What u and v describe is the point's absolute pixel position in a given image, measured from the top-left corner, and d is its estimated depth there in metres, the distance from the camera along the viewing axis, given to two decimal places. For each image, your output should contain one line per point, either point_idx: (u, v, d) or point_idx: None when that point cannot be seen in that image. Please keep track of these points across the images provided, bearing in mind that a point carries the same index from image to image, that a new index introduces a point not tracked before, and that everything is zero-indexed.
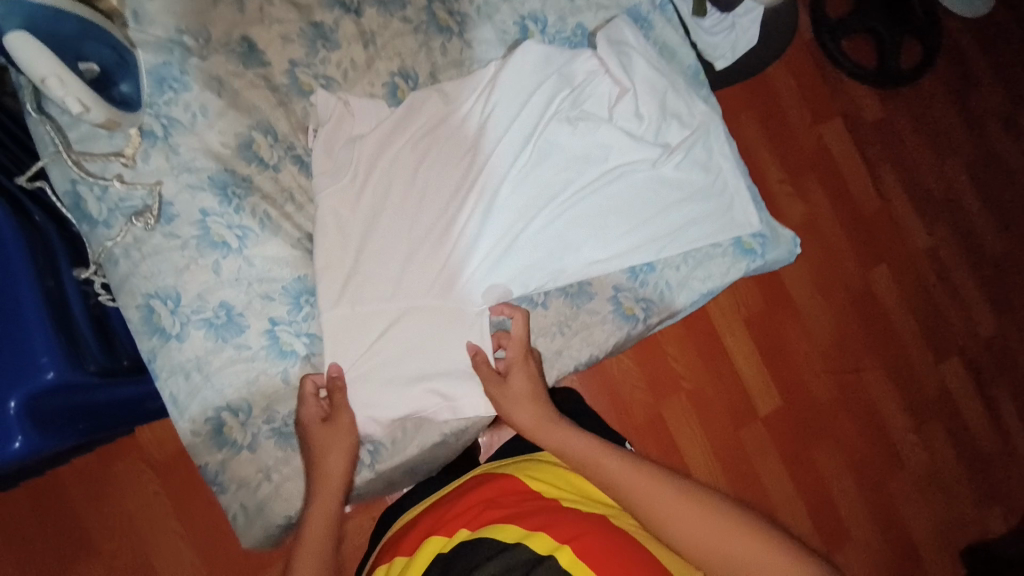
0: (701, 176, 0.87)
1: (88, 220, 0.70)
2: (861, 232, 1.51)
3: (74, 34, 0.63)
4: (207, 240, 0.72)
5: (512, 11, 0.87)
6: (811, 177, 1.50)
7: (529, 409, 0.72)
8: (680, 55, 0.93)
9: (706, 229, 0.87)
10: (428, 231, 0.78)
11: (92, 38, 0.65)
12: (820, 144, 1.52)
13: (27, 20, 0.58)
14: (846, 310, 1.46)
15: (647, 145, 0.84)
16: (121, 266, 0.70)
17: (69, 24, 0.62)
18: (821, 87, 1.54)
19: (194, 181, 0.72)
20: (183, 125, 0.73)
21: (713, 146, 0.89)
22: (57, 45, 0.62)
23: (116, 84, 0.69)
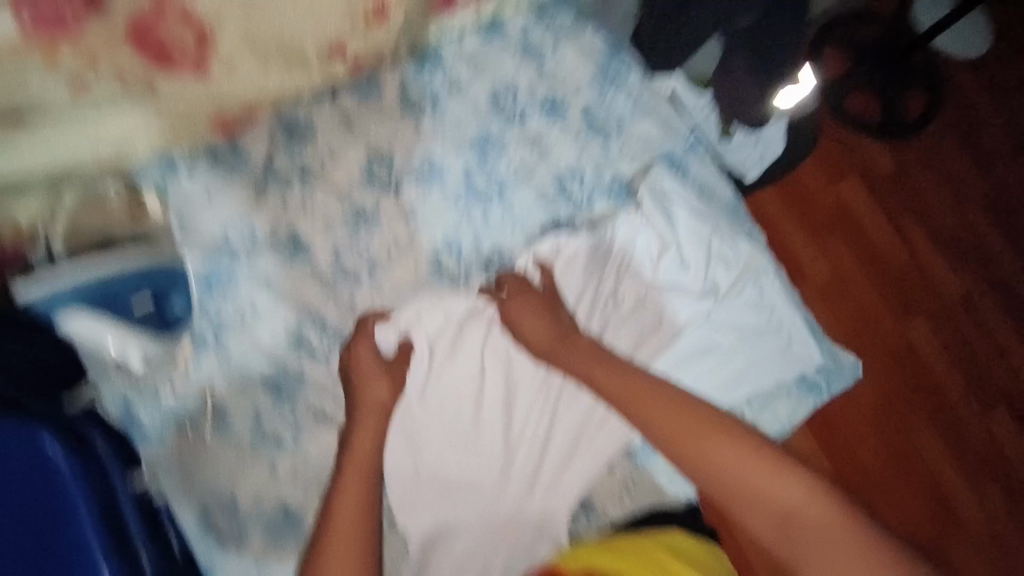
0: (754, 316, 0.87)
1: (142, 434, 0.72)
2: (893, 288, 1.45)
3: (126, 285, 0.71)
4: (259, 435, 0.73)
5: (548, 170, 0.87)
6: (833, 237, 1.46)
7: (551, 343, 0.77)
8: (718, 192, 0.91)
9: (767, 362, 0.86)
10: (502, 421, 0.77)
11: (143, 275, 0.72)
12: (838, 204, 1.48)
13: (75, 293, 0.68)
14: (887, 372, 1.40)
15: (699, 300, 0.85)
16: (178, 474, 0.71)
17: (116, 283, 0.70)
18: (837, 150, 1.52)
19: (247, 381, 0.74)
20: (233, 327, 0.75)
21: (764, 285, 0.88)
22: (110, 301, 0.70)
23: (169, 300, 0.74)
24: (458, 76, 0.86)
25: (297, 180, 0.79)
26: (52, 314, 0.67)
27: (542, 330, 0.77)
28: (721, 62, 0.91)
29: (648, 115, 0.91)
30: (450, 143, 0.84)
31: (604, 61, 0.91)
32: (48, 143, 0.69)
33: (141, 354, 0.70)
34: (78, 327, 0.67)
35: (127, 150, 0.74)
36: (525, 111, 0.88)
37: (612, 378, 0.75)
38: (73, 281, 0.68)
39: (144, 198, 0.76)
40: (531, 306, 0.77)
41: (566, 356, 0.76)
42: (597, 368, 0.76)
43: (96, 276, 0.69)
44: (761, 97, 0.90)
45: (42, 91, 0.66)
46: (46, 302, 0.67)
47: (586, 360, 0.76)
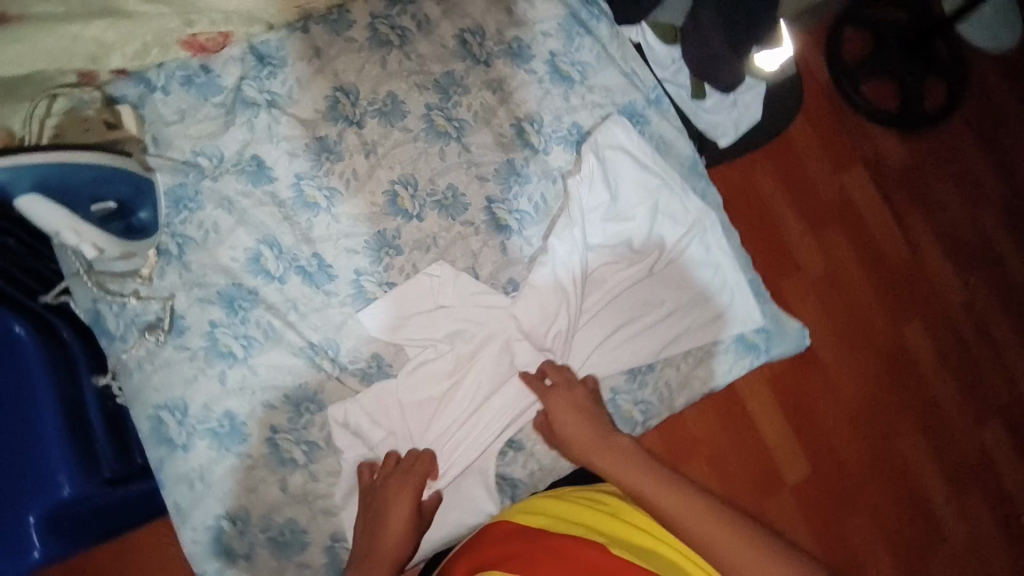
0: (697, 273, 0.88)
1: (107, 334, 0.75)
2: (891, 285, 1.40)
3: (90, 181, 0.69)
4: (214, 350, 0.76)
5: (509, 113, 0.88)
6: (834, 229, 1.40)
7: (593, 445, 0.75)
8: (677, 147, 0.92)
9: (706, 317, 0.87)
10: (436, 356, 0.80)
11: (110, 178, 0.71)
12: (842, 193, 1.41)
13: (37, 177, 0.65)
14: (878, 372, 1.35)
15: (644, 252, 0.86)
16: (135, 377, 0.75)
17: (83, 174, 0.68)
18: (842, 132, 1.44)
19: (204, 295, 0.77)
20: (196, 242, 0.78)
21: (709, 240, 0.89)
22: (69, 192, 0.68)
23: (135, 212, 0.76)
24: (427, 16, 0.89)
25: (262, 107, 0.82)
26: (8, 185, 0.63)
27: (586, 437, 0.76)
28: (692, 23, 0.88)
29: (612, 63, 0.91)
30: (414, 81, 0.87)
31: (574, 9, 0.93)
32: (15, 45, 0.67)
33: (96, 248, 0.71)
34: (34, 207, 0.65)
35: (100, 61, 0.76)
36: (491, 55, 0.90)
37: (618, 463, 0.73)
38: (47, 161, 0.64)
39: (119, 113, 0.78)
40: (566, 402, 0.78)
41: (581, 435, 0.76)
42: (607, 453, 0.74)
43: (59, 163, 0.65)
44: (736, 59, 0.88)
45: None
46: (6, 175, 0.62)
47: (598, 441, 0.75)
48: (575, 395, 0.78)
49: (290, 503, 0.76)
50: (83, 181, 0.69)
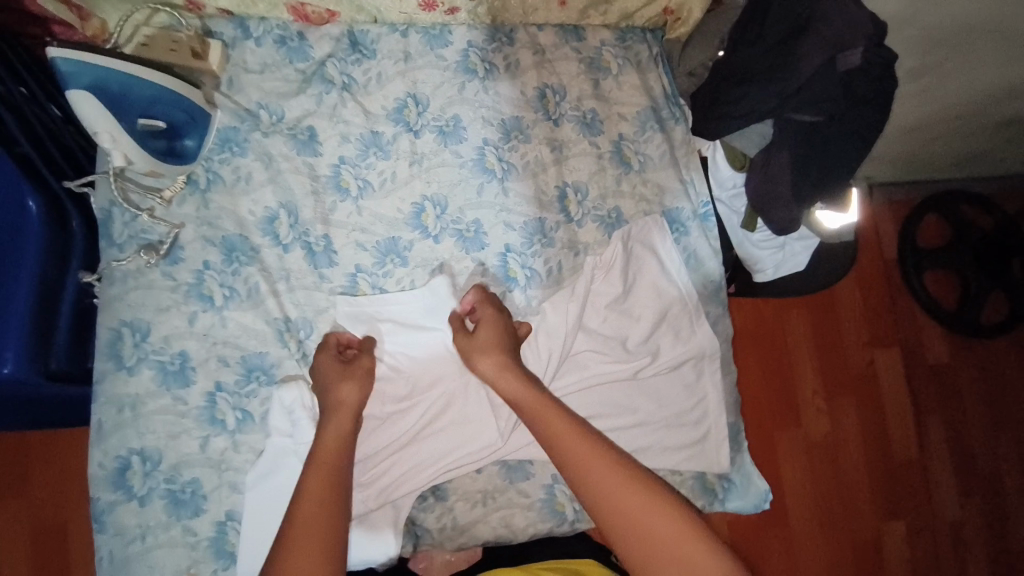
0: (680, 394, 0.85)
1: (108, 238, 0.77)
2: (884, 477, 1.32)
3: (146, 98, 0.74)
4: (197, 290, 0.77)
5: (558, 174, 0.89)
6: (846, 400, 1.34)
7: (497, 360, 0.74)
8: (707, 266, 0.89)
9: (673, 442, 0.84)
10: (398, 376, 0.79)
11: (165, 101, 0.75)
12: (867, 368, 1.36)
13: (96, 79, 0.69)
14: (841, 557, 1.27)
15: (636, 355, 0.84)
16: (113, 287, 0.75)
17: (141, 89, 0.73)
18: (887, 309, 1.39)
19: (210, 235, 0.78)
20: (225, 184, 0.80)
21: (703, 366, 0.86)
22: (122, 101, 0.72)
23: (181, 138, 0.78)
24: (518, 61, 0.91)
25: (335, 87, 0.85)
26: (66, 76, 0.68)
27: (502, 369, 0.73)
28: (763, 156, 0.91)
29: (673, 165, 0.91)
30: (481, 114, 0.88)
31: (657, 102, 0.94)
32: None
33: (124, 158, 0.73)
34: (80, 102, 0.69)
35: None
36: (563, 116, 0.91)
37: (534, 402, 0.71)
38: (111, 68, 0.70)
39: (209, 46, 0.81)
40: (493, 321, 0.76)
41: (506, 378, 0.73)
42: (526, 394, 0.72)
43: (121, 72, 0.71)
44: (796, 206, 0.90)
45: None
46: (69, 67, 0.68)
47: (520, 383, 0.73)
48: (498, 323, 0.77)
49: (201, 463, 0.74)
50: (139, 96, 0.74)
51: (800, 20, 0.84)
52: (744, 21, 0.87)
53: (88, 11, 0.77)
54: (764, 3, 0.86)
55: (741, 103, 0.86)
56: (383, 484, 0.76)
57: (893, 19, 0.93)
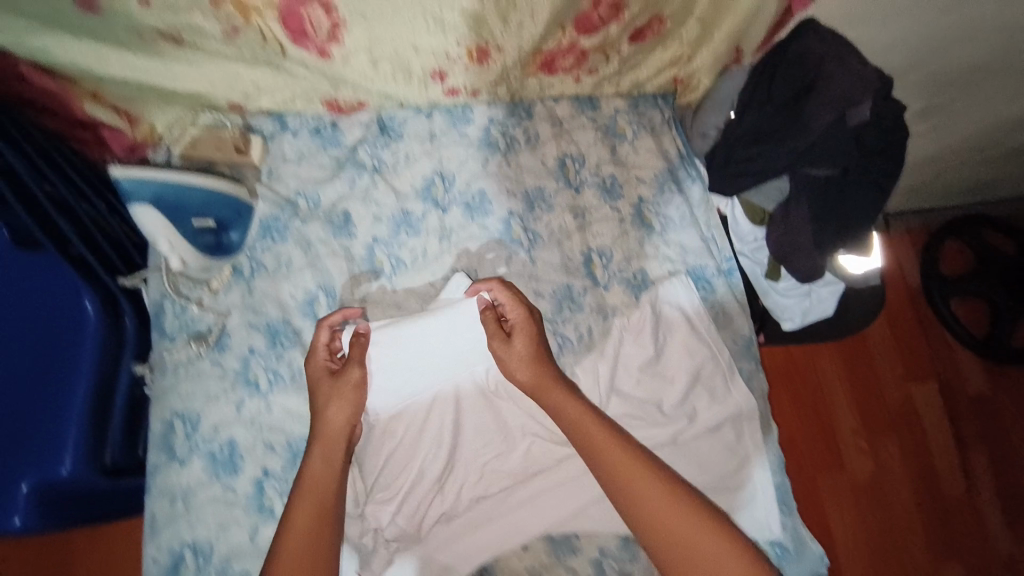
0: (721, 456, 0.84)
1: (160, 330, 0.81)
2: (939, 520, 1.26)
3: (198, 202, 0.79)
4: (243, 377, 0.80)
5: (583, 240, 0.91)
6: (887, 439, 1.31)
7: (531, 370, 0.76)
8: (736, 322, 0.90)
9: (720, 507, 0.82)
10: (425, 394, 0.82)
11: (215, 201, 0.80)
12: (906, 403, 1.33)
13: (158, 193, 0.76)
14: None
15: (672, 418, 0.84)
16: (166, 378, 0.79)
17: (194, 195, 0.78)
18: (919, 341, 1.37)
19: (254, 321, 0.82)
20: (267, 270, 0.84)
21: (741, 425, 0.85)
22: (178, 208, 0.78)
23: (228, 231, 0.84)
24: (538, 134, 0.95)
25: (366, 171, 0.90)
26: (129, 193, 0.74)
27: (543, 383, 0.76)
28: (782, 211, 0.92)
29: (694, 224, 0.94)
30: (505, 186, 0.92)
31: (674, 164, 0.97)
32: (185, 66, 0.75)
33: (181, 261, 0.79)
34: (142, 215, 0.74)
35: (251, 98, 0.84)
36: (584, 184, 0.94)
37: (577, 415, 0.73)
38: (167, 180, 0.76)
39: (250, 142, 0.87)
40: (525, 327, 0.77)
41: (549, 393, 0.75)
42: (569, 408, 0.74)
43: (176, 184, 0.76)
44: (818, 256, 0.90)
45: (200, 24, 0.67)
46: (131, 185, 0.73)
47: (562, 397, 0.75)
48: (529, 334, 0.77)
49: (250, 556, 0.74)
50: (192, 201, 0.79)
51: (808, 79, 0.86)
52: (753, 84, 0.91)
53: (138, 116, 0.82)
54: (770, 67, 0.89)
55: (757, 162, 0.88)
56: (416, 505, 0.79)
57: (898, 69, 0.96)
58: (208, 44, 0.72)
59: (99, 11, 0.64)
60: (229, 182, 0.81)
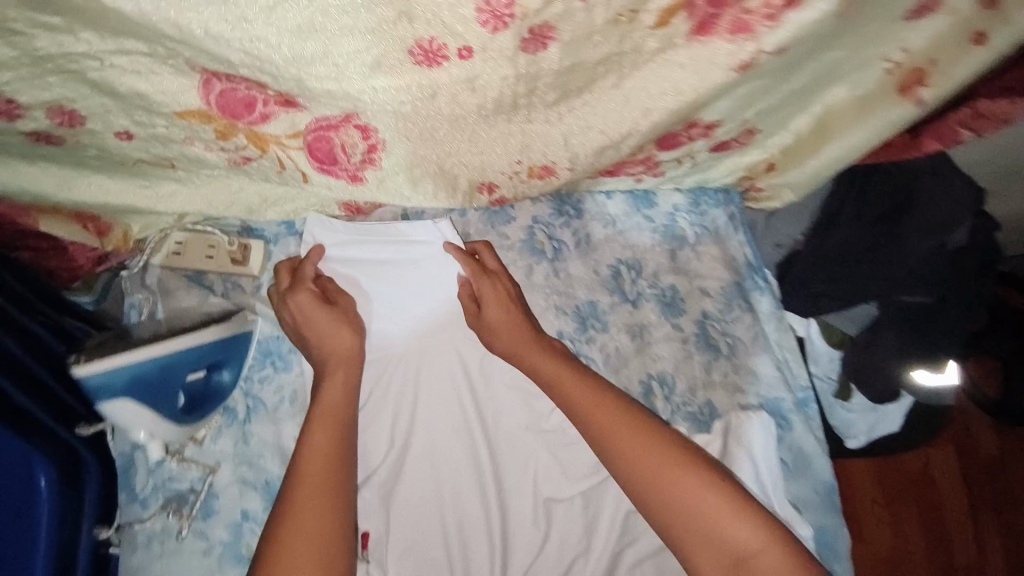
0: None
1: (130, 490, 0.66)
2: None
3: (186, 370, 0.63)
4: (233, 552, 0.64)
5: (641, 366, 0.79)
6: (907, 511, 1.19)
7: (512, 335, 0.70)
8: (816, 466, 0.78)
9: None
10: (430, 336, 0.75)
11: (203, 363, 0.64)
12: (924, 472, 1.21)
13: (134, 373, 0.60)
14: None
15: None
16: (138, 553, 0.65)
17: (179, 366, 0.63)
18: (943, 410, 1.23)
19: (249, 477, 0.67)
20: (266, 410, 0.69)
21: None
22: (160, 389, 0.62)
23: (220, 370, 0.66)
24: (589, 236, 0.83)
25: (394, 277, 0.74)
26: (97, 392, 0.59)
27: (523, 345, 0.69)
28: (866, 335, 0.82)
29: (768, 348, 0.81)
30: (553, 301, 0.79)
31: (740, 275, 0.85)
32: (179, 185, 0.66)
33: (163, 445, 0.65)
34: (117, 410, 0.60)
35: (256, 213, 0.71)
36: (641, 296, 0.82)
37: (563, 375, 0.67)
38: (144, 364, 0.60)
39: (249, 249, 0.71)
40: (497, 294, 0.72)
41: (532, 358, 0.68)
42: (555, 369, 0.67)
43: (154, 364, 0.60)
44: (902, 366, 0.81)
45: (199, 155, 0.62)
46: (99, 381, 0.58)
47: (543, 354, 0.68)
48: (507, 298, 0.72)
49: None
50: (177, 370, 0.63)
51: (898, 195, 0.78)
52: (838, 201, 0.80)
53: (109, 223, 0.67)
54: (860, 175, 0.80)
55: (842, 284, 0.78)
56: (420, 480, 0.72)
57: None
58: (202, 170, 0.65)
59: (58, 142, 0.58)
60: (222, 325, 0.65)
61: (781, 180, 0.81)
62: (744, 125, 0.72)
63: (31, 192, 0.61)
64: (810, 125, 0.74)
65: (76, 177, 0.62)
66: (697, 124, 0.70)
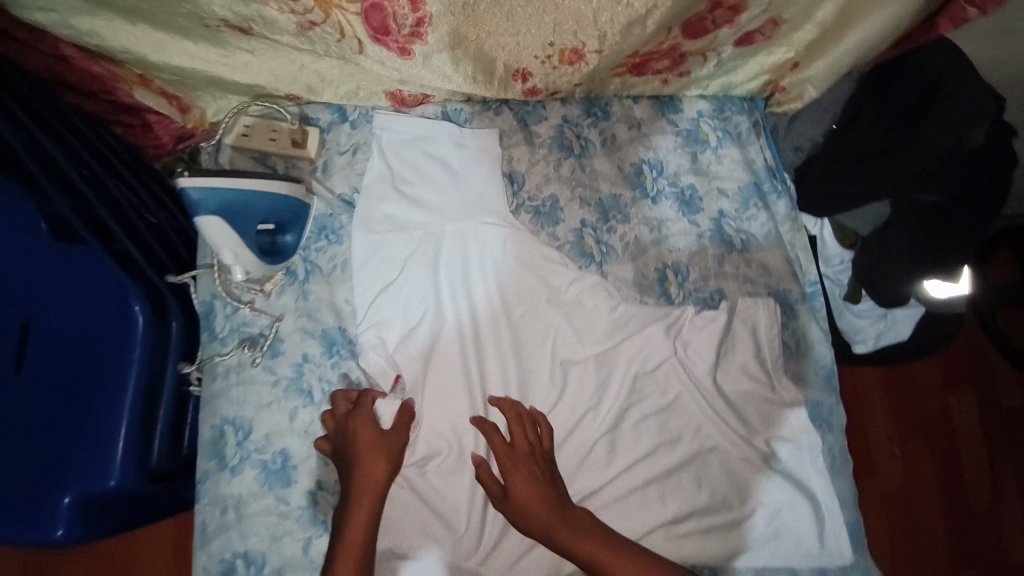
0: (787, 492, 0.78)
1: (210, 331, 0.77)
2: (958, 528, 1.20)
3: (265, 207, 0.74)
4: (296, 385, 0.77)
5: (657, 255, 0.86)
6: (919, 445, 1.23)
7: (546, 513, 0.71)
8: (817, 352, 0.84)
9: (775, 554, 0.77)
10: (461, 218, 0.83)
11: (279, 206, 0.75)
12: (941, 411, 1.24)
13: (221, 203, 0.70)
14: None
15: (733, 447, 0.80)
16: (216, 382, 0.76)
17: (261, 202, 0.73)
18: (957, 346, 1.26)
19: (309, 327, 0.78)
20: (323, 273, 0.80)
21: (805, 464, 0.79)
22: (244, 217, 0.72)
23: (282, 233, 0.77)
24: (614, 136, 0.88)
25: (435, 162, 0.83)
26: (195, 205, 0.68)
27: (553, 517, 0.71)
28: (878, 235, 0.86)
29: (779, 244, 0.87)
30: (578, 193, 0.86)
31: (759, 177, 0.89)
32: (249, 56, 0.73)
33: (245, 271, 0.75)
34: (207, 227, 0.70)
35: (314, 92, 0.80)
36: (661, 193, 0.88)
37: (595, 549, 0.70)
38: (237, 188, 0.71)
39: (307, 134, 0.80)
40: (527, 468, 0.73)
41: (569, 531, 0.70)
42: (591, 544, 0.70)
43: (245, 190, 0.71)
44: (908, 279, 0.85)
45: (273, 17, 0.66)
46: (200, 195, 0.69)
47: (574, 532, 0.70)
48: (535, 457, 0.75)
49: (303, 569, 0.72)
50: (258, 207, 0.73)
51: (925, 95, 0.78)
52: (860, 99, 0.83)
53: (188, 103, 0.77)
54: (880, 78, 0.82)
55: (861, 182, 0.80)
56: (439, 348, 0.80)
57: None
58: (276, 36, 0.70)
59: None
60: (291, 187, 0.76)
61: (802, 77, 0.87)
62: (768, 14, 0.77)
63: (128, 53, 0.68)
64: (833, 15, 0.79)
65: (168, 44, 0.69)
66: (721, 6, 0.73)
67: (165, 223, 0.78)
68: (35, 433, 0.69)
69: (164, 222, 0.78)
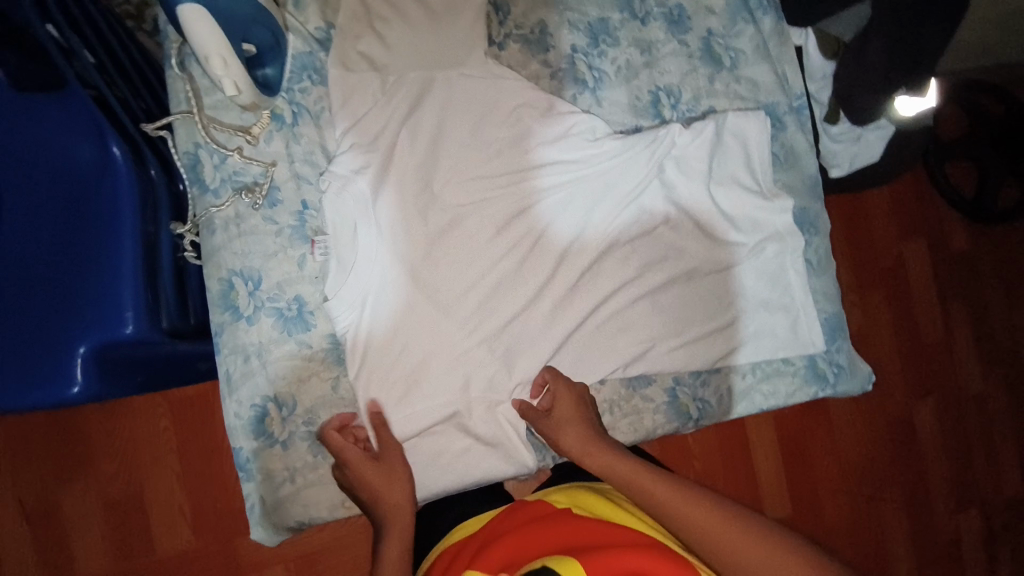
0: (767, 288, 0.85)
1: (200, 184, 0.72)
2: (913, 363, 1.31)
3: (246, 17, 0.66)
4: (300, 233, 0.75)
5: (650, 78, 0.85)
6: (875, 293, 1.29)
7: (585, 443, 0.73)
8: (803, 163, 0.88)
9: (767, 347, 0.85)
10: (442, 49, 0.77)
11: (258, 20, 0.68)
12: (895, 260, 1.30)
13: None
14: (881, 438, 1.28)
15: (729, 256, 0.84)
16: (217, 237, 0.72)
17: (243, 9, 0.65)
18: (920, 185, 1.33)
19: (305, 173, 0.76)
20: (311, 115, 0.76)
21: (789, 261, 0.86)
22: (229, 24, 0.64)
23: (263, 65, 0.72)
24: None
25: None
26: None
27: (583, 437, 0.73)
28: (858, 40, 0.81)
29: (765, 59, 0.88)
30: (567, 18, 0.83)
31: None
32: None
33: (235, 86, 0.66)
34: (190, 17, 0.61)
35: None
36: (649, 15, 0.86)
37: (625, 471, 0.69)
38: None
39: None
40: (569, 401, 0.76)
41: (598, 451, 0.72)
42: (618, 464, 0.70)
43: None
44: (885, 90, 0.82)
45: None
46: None
47: (604, 454, 0.71)
48: (580, 409, 0.76)
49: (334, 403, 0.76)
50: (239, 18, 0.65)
51: None
52: None
53: None
54: None
55: None
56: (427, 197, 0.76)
57: None
58: None
59: None
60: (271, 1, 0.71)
61: None
62: None
63: None
64: None
65: None
66: None
67: (131, 68, 0.73)
68: (34, 295, 0.66)
69: (130, 66, 0.72)
